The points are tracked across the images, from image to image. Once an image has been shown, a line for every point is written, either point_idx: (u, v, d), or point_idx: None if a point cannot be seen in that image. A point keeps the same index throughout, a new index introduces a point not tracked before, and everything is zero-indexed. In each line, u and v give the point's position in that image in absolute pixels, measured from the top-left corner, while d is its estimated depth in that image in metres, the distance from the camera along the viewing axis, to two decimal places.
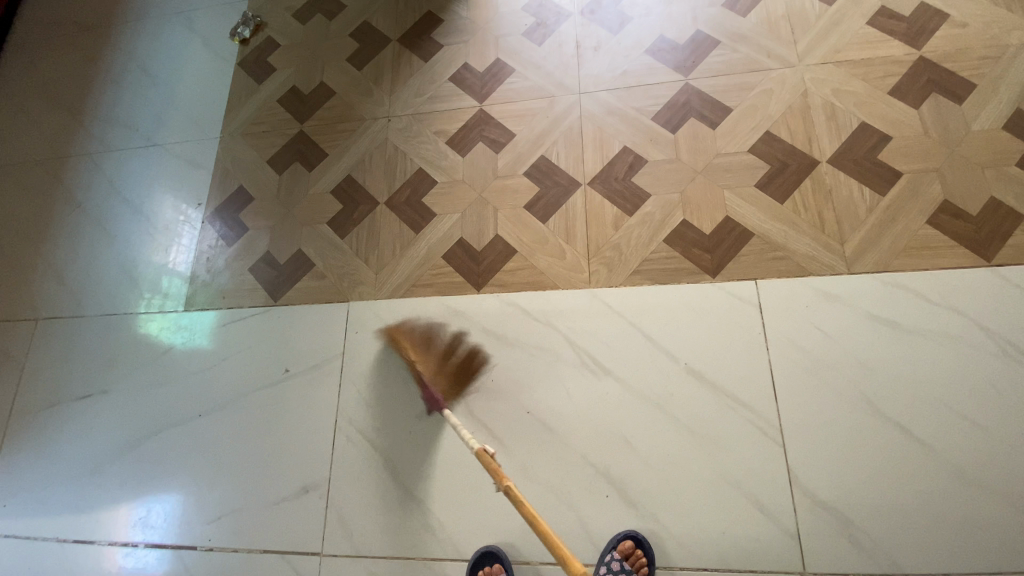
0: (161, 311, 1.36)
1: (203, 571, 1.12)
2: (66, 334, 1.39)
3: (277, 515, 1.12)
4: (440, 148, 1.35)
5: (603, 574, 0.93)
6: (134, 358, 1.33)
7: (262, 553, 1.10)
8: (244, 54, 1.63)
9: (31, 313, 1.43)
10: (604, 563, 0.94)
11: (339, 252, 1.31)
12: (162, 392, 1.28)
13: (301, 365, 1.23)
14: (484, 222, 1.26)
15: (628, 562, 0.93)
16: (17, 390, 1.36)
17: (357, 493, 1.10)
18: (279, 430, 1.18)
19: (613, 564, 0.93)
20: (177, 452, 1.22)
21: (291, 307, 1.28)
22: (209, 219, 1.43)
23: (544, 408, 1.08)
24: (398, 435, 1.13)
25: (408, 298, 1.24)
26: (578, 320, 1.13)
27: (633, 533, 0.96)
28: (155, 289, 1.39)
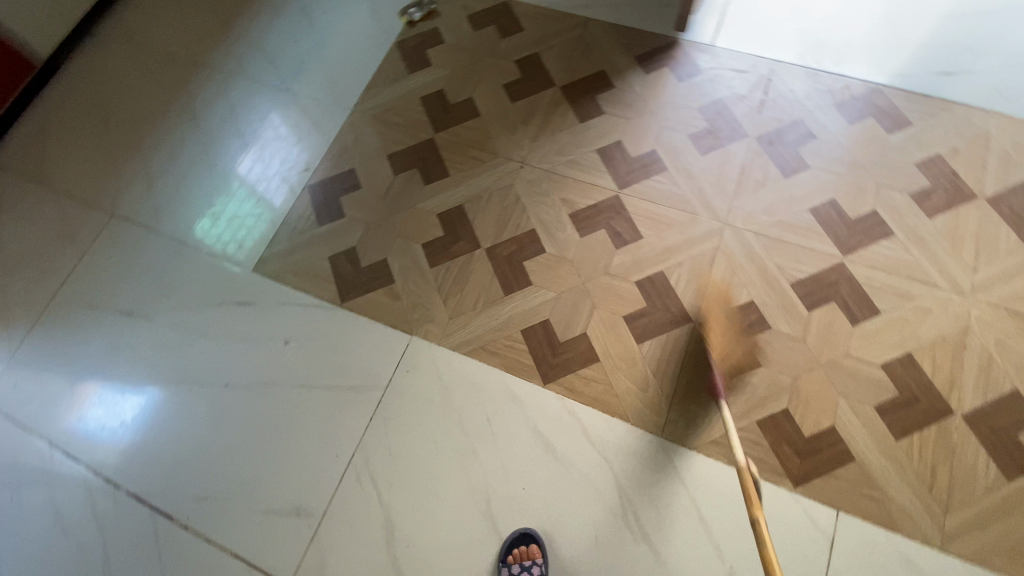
0: (228, 261, 1.32)
1: (169, 545, 1.07)
2: (133, 242, 1.36)
3: (261, 523, 1.07)
4: (562, 218, 1.27)
5: None
6: (188, 296, 1.29)
7: (232, 556, 1.05)
8: (406, 34, 1.57)
9: (110, 207, 1.41)
10: None
11: (422, 279, 1.25)
12: (199, 342, 1.24)
13: (341, 381, 1.17)
14: (576, 314, 1.18)
15: None
16: (67, 278, 1.34)
17: (346, 540, 1.04)
18: (296, 437, 1.13)
19: None
20: (190, 410, 1.18)
21: (354, 316, 1.23)
22: (309, 188, 1.38)
23: (565, 544, 1.00)
24: (408, 498, 1.06)
25: (472, 358, 1.16)
26: (634, 466, 1.04)
27: None
28: (230, 236, 1.35)
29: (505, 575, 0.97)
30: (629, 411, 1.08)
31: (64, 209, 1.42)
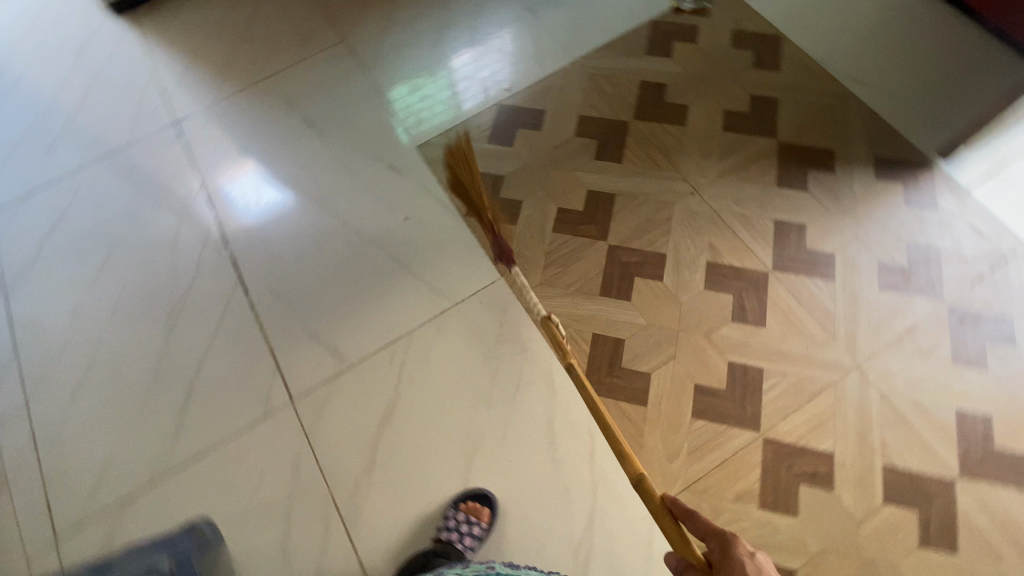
0: (401, 128, 1.42)
1: (233, 313, 1.24)
2: (345, 70, 1.51)
3: (301, 342, 1.19)
4: (698, 261, 1.21)
5: None
6: (357, 137, 1.42)
7: (268, 351, 1.19)
8: (666, 18, 1.53)
9: (345, 33, 1.57)
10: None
11: (540, 235, 1.25)
12: (343, 177, 1.37)
13: (425, 276, 1.24)
14: (653, 352, 1.13)
15: None
16: (284, 70, 1.53)
17: (351, 399, 1.13)
18: (365, 296, 1.23)
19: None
20: (306, 224, 1.32)
21: (466, 232, 1.28)
22: (499, 106, 1.43)
23: (512, 531, 1.02)
24: (416, 403, 1.12)
25: (539, 328, 1.17)
26: (614, 514, 1.01)
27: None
28: (415, 109, 1.45)
29: (450, 520, 1.00)
30: (643, 467, 1.03)
31: (313, 16, 1.60)
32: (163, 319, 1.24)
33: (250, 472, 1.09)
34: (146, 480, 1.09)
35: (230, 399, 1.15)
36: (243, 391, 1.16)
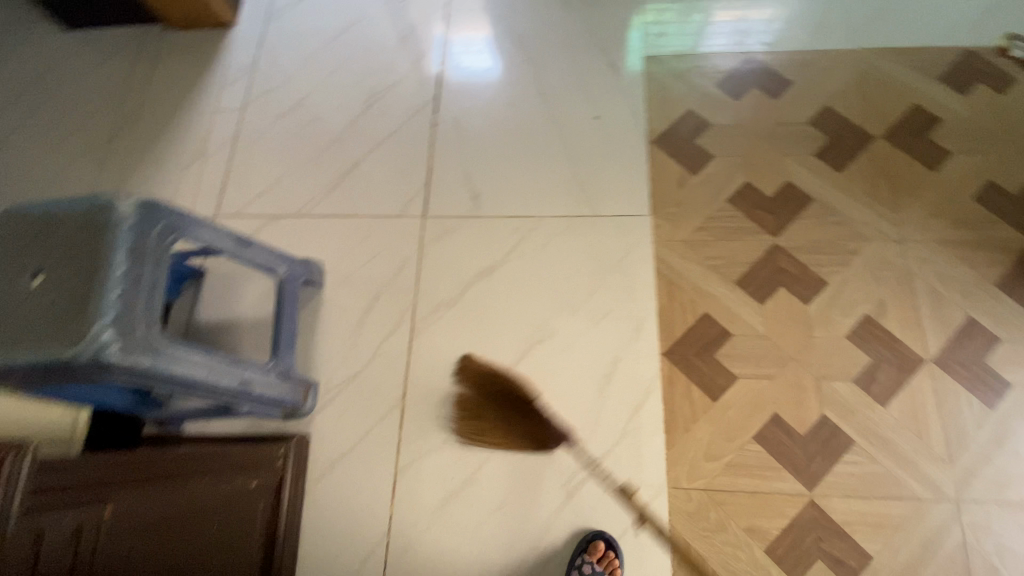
0: (639, 37, 1.37)
1: (414, 125, 1.35)
2: None
3: (453, 177, 1.28)
4: (854, 309, 1.08)
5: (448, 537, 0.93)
6: (595, 25, 1.40)
7: (424, 170, 1.30)
8: (987, 53, 1.27)
9: None
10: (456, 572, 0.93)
11: (711, 196, 1.18)
12: (562, 56, 1.38)
13: (582, 177, 1.22)
14: (753, 361, 1.05)
15: None
16: None
17: (465, 242, 1.21)
18: (523, 165, 1.26)
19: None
20: (509, 82, 1.37)
21: (643, 156, 1.23)
22: (745, 60, 1.32)
23: (530, 424, 1.04)
24: (514, 275, 1.16)
25: (655, 278, 1.12)
26: (625, 467, 1.01)
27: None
28: (663, 25, 1.38)
29: None
30: (677, 449, 1.01)
31: None
32: (362, 103, 1.39)
33: (365, 252, 1.24)
34: (293, 214, 1.29)
35: (377, 190, 1.29)
36: (389, 190, 1.29)
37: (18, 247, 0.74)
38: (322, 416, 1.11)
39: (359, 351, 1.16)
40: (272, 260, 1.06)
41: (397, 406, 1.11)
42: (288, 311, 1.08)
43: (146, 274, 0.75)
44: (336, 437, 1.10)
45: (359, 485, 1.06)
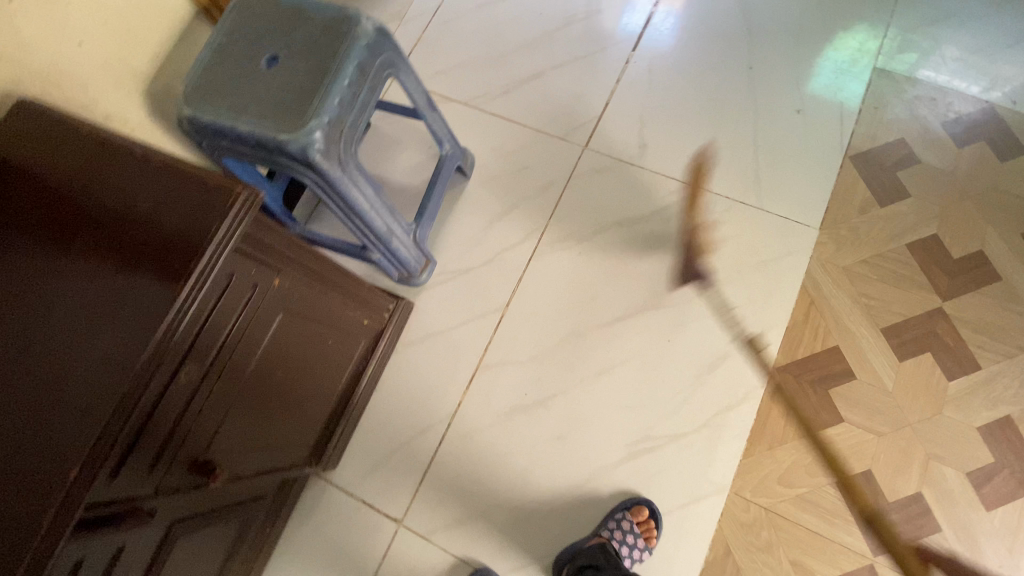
0: (879, 43, 1.24)
1: (606, 54, 1.30)
2: None
3: (626, 118, 1.23)
4: (1002, 404, 0.98)
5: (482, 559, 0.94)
6: (832, 14, 1.27)
7: (600, 102, 1.25)
8: None
9: None
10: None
11: (885, 235, 1.09)
12: (784, 36, 1.27)
13: (760, 168, 1.16)
14: (864, 410, 0.99)
15: None
16: None
17: (615, 186, 1.18)
18: (702, 133, 1.20)
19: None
20: (718, 44, 1.28)
21: (831, 171, 1.15)
22: (990, 106, 1.16)
23: (617, 379, 1.06)
24: (653, 236, 1.14)
25: (798, 293, 1.06)
26: (695, 455, 1.00)
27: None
28: (912, 38, 1.23)
29: None
30: (754, 460, 0.98)
31: None
32: (563, 17, 1.34)
33: (517, 160, 1.23)
34: (463, 101, 1.29)
35: (548, 105, 1.27)
36: (560, 109, 1.26)
37: (264, 28, 0.79)
38: (429, 294, 1.17)
39: (481, 250, 1.18)
40: (444, 135, 1.07)
41: (497, 312, 1.14)
42: (438, 188, 1.11)
43: (364, 97, 0.79)
44: (436, 317, 1.15)
45: (440, 366, 1.12)
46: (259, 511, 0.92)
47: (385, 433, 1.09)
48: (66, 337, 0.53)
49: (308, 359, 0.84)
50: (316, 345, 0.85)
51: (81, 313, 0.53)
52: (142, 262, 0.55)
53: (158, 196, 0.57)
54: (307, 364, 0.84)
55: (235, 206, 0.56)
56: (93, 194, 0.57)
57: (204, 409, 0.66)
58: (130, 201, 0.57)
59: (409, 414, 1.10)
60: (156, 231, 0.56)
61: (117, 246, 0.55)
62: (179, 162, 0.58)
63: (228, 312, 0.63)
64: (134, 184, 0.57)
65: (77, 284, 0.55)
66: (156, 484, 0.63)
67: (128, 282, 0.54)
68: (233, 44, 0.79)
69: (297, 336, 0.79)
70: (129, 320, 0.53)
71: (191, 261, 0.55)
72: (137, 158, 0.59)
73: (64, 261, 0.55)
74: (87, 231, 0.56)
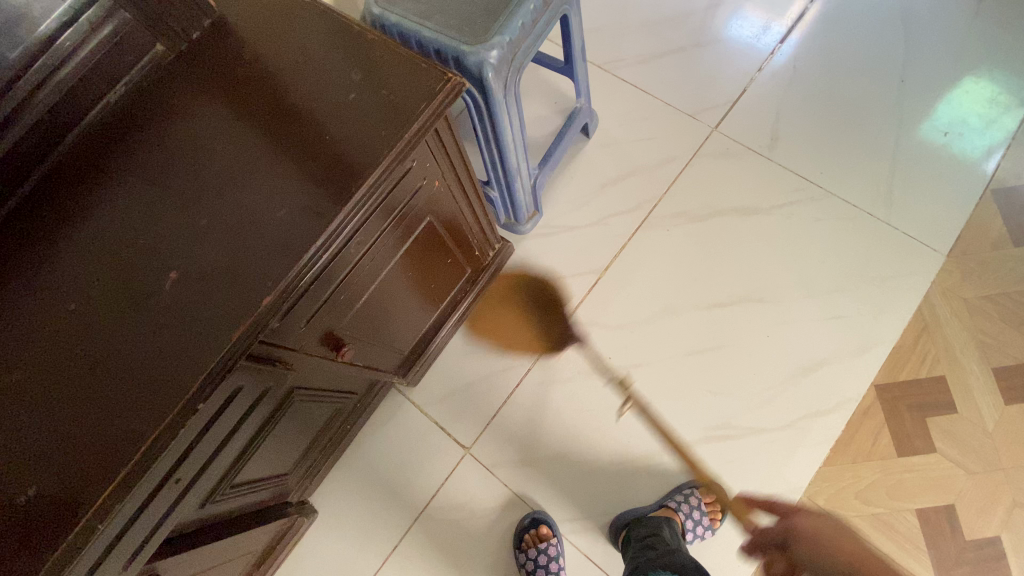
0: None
1: (751, 42, 1.26)
2: None
3: (761, 109, 1.20)
4: None
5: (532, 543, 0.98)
6: (1001, 42, 1.21)
7: (736, 88, 1.23)
8: None
9: None
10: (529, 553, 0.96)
11: (1016, 277, 1.04)
12: (944, 56, 1.21)
13: (895, 183, 1.12)
14: (959, 446, 0.96)
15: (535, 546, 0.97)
16: None
17: (739, 174, 1.15)
18: (838, 138, 1.16)
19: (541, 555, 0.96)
20: (872, 52, 1.23)
21: (969, 201, 1.10)
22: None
23: (705, 363, 1.05)
24: (767, 231, 1.11)
25: (912, 316, 1.03)
26: (771, 453, 0.99)
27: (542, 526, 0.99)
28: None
29: None
30: (833, 470, 0.96)
31: None
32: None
33: (640, 130, 1.23)
34: (596, 64, 1.29)
35: (682, 83, 1.25)
36: (693, 88, 1.24)
37: None
38: (530, 243, 1.18)
39: (588, 211, 1.19)
40: (583, 87, 1.07)
41: (595, 273, 1.15)
42: (565, 140, 1.12)
43: (540, 26, 0.81)
44: (533, 267, 1.17)
45: (528, 315, 1.14)
46: (347, 406, 0.96)
47: (465, 366, 1.11)
48: (273, 182, 0.57)
49: (429, 270, 0.88)
50: (437, 259, 0.88)
51: (291, 165, 0.58)
52: (351, 130, 0.58)
53: (371, 73, 0.60)
54: (427, 275, 0.88)
55: (442, 93, 0.59)
56: (311, 62, 0.61)
57: (351, 287, 0.69)
58: (344, 74, 0.60)
59: (492, 353, 1.12)
60: (366, 104, 0.59)
61: (330, 111, 0.59)
62: (394, 47, 0.61)
63: (398, 199, 0.66)
64: (350, 61, 0.61)
65: (290, 139, 0.59)
66: (301, 345, 0.67)
67: (335, 146, 0.58)
68: None
69: (430, 245, 0.82)
70: (333, 178, 0.57)
71: (396, 136, 0.57)
72: (356, 36, 0.62)
73: (279, 115, 0.60)
74: (304, 94, 0.60)
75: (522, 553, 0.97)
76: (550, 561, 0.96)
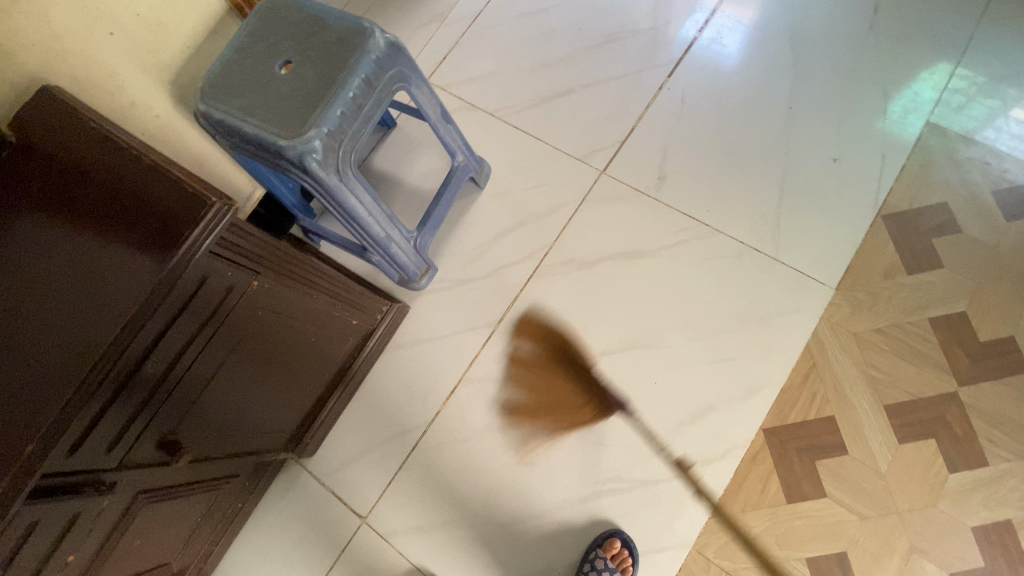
0: (935, 97, 1.13)
1: (640, 79, 1.26)
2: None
3: (649, 148, 1.20)
4: (1004, 508, 0.90)
5: None
6: (893, 59, 1.18)
7: (625, 129, 1.22)
8: None
9: None
10: None
11: (909, 305, 1.01)
12: (834, 78, 1.18)
13: (783, 215, 1.10)
14: (849, 488, 0.94)
15: None
16: None
17: (626, 218, 1.16)
18: (726, 174, 1.15)
19: None
20: (761, 80, 1.21)
21: (859, 229, 1.07)
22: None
23: (596, 415, 1.04)
24: (655, 275, 1.11)
25: (800, 354, 1.01)
26: (660, 506, 0.97)
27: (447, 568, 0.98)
28: (973, 97, 1.12)
29: None
30: (722, 521, 0.95)
31: None
32: (650, 20, 1.30)
33: (532, 177, 1.23)
34: (489, 112, 1.29)
35: (572, 127, 1.25)
36: (583, 131, 1.24)
37: (283, 33, 0.81)
38: (425, 300, 1.17)
39: (481, 263, 1.18)
40: (457, 146, 1.07)
41: (489, 327, 1.13)
42: (447, 196, 1.10)
43: (366, 108, 0.80)
44: (429, 323, 1.16)
45: (423, 374, 1.13)
46: (230, 489, 0.97)
47: (363, 431, 1.11)
48: (45, 315, 0.58)
49: (287, 354, 0.89)
50: (294, 343, 0.89)
51: (60, 300, 0.58)
52: (120, 260, 0.59)
53: (140, 198, 0.61)
54: (286, 358, 0.89)
55: (208, 216, 0.61)
56: (84, 191, 0.62)
57: (170, 398, 0.70)
58: (117, 201, 0.61)
59: (389, 414, 1.11)
60: (134, 233, 0.60)
61: (105, 241, 0.60)
62: (165, 170, 0.63)
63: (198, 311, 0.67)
64: (120, 188, 0.62)
65: (58, 272, 0.59)
66: (118, 460, 0.67)
67: (103, 278, 0.59)
68: (251, 46, 0.81)
69: (274, 335, 0.84)
70: (99, 311, 0.58)
71: (161, 264, 0.59)
72: (127, 161, 0.63)
73: (55, 243, 0.60)
74: (73, 225, 0.61)
75: None
76: None
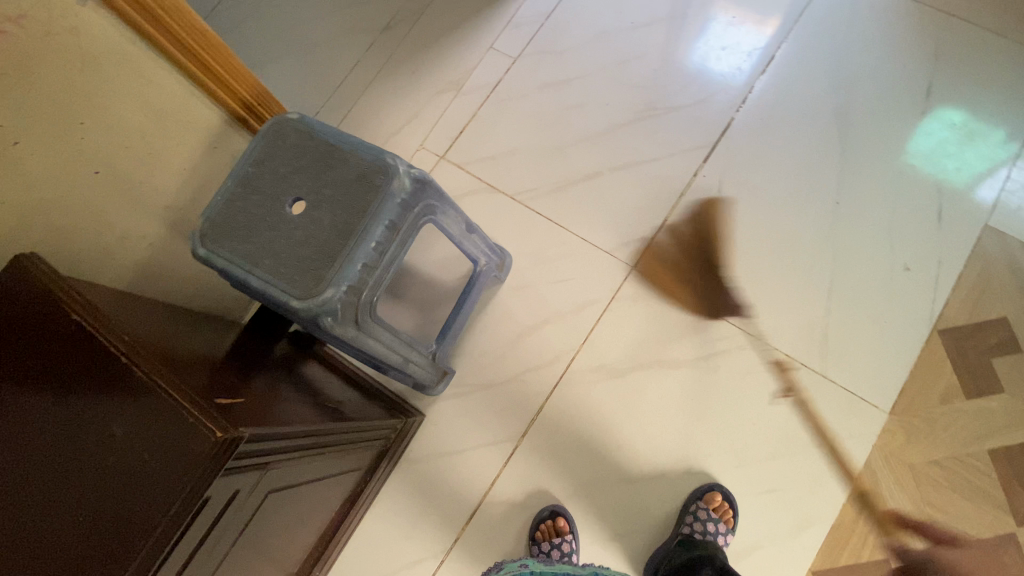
0: (1009, 160, 1.08)
1: (673, 163, 1.17)
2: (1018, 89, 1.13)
3: (682, 243, 1.11)
4: None
5: (540, 546, 0.96)
6: (945, 150, 1.09)
7: (657, 220, 1.14)
8: None
9: None
10: (538, 546, 0.97)
11: (966, 435, 0.94)
12: (884, 169, 1.10)
13: (830, 324, 1.02)
14: None
15: (549, 536, 0.98)
16: (967, 28, 1.17)
17: (659, 322, 1.08)
18: (768, 275, 1.07)
19: (546, 547, 0.96)
20: (805, 167, 1.12)
21: (911, 346, 0.99)
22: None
23: (632, 546, 0.98)
24: (691, 388, 1.03)
25: (852, 487, 0.94)
26: None
27: (554, 512, 1.00)
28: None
29: None
30: None
31: None
32: (684, 96, 1.21)
33: (557, 270, 1.15)
34: (509, 195, 1.21)
35: (599, 216, 1.17)
36: (610, 221, 1.16)
37: (295, 163, 0.71)
38: (442, 407, 1.09)
39: (503, 366, 1.10)
40: (480, 252, 0.99)
41: (512, 441, 1.06)
42: (468, 301, 1.02)
43: (388, 253, 0.71)
44: (448, 435, 1.08)
45: (442, 491, 1.05)
46: None
47: (377, 556, 1.03)
48: None
49: (296, 518, 0.79)
50: (304, 505, 0.80)
51: None
52: (106, 518, 0.48)
53: (136, 434, 0.51)
54: (296, 521, 0.79)
55: (214, 450, 0.50)
56: (69, 421, 0.52)
57: None
58: (109, 435, 0.51)
59: (406, 537, 1.04)
60: (126, 483, 0.50)
61: (91, 489, 0.50)
62: (163, 393, 0.53)
63: (217, 535, 0.57)
64: (110, 417, 0.52)
65: (22, 541, 0.47)
66: None
67: (88, 547, 0.47)
68: (259, 178, 0.71)
69: (289, 504, 0.74)
70: None
71: (154, 528, 0.48)
72: (116, 385, 0.53)
73: (28, 491, 0.49)
74: (50, 472, 0.50)
75: (536, 545, 0.97)
76: (562, 557, 0.95)
